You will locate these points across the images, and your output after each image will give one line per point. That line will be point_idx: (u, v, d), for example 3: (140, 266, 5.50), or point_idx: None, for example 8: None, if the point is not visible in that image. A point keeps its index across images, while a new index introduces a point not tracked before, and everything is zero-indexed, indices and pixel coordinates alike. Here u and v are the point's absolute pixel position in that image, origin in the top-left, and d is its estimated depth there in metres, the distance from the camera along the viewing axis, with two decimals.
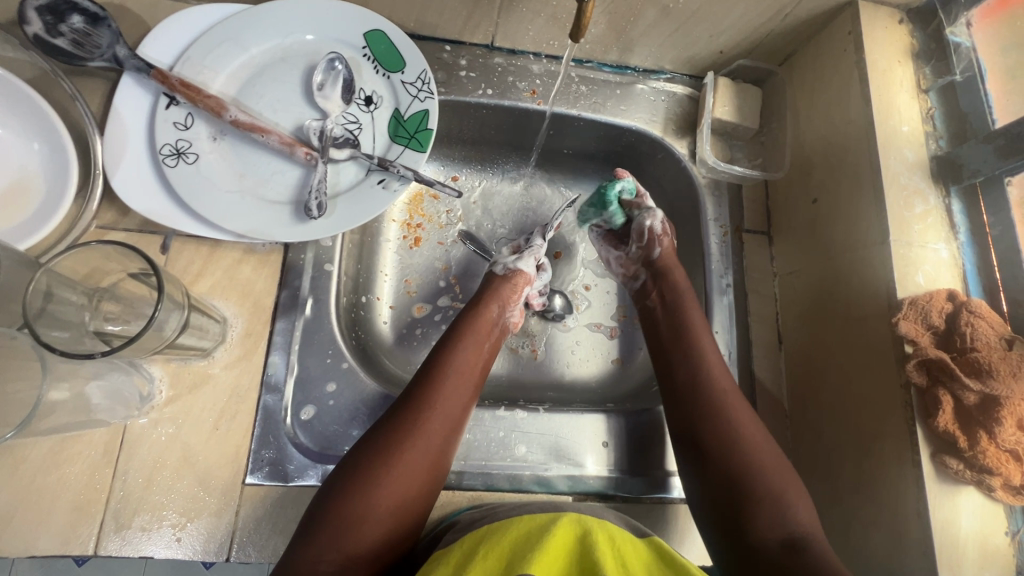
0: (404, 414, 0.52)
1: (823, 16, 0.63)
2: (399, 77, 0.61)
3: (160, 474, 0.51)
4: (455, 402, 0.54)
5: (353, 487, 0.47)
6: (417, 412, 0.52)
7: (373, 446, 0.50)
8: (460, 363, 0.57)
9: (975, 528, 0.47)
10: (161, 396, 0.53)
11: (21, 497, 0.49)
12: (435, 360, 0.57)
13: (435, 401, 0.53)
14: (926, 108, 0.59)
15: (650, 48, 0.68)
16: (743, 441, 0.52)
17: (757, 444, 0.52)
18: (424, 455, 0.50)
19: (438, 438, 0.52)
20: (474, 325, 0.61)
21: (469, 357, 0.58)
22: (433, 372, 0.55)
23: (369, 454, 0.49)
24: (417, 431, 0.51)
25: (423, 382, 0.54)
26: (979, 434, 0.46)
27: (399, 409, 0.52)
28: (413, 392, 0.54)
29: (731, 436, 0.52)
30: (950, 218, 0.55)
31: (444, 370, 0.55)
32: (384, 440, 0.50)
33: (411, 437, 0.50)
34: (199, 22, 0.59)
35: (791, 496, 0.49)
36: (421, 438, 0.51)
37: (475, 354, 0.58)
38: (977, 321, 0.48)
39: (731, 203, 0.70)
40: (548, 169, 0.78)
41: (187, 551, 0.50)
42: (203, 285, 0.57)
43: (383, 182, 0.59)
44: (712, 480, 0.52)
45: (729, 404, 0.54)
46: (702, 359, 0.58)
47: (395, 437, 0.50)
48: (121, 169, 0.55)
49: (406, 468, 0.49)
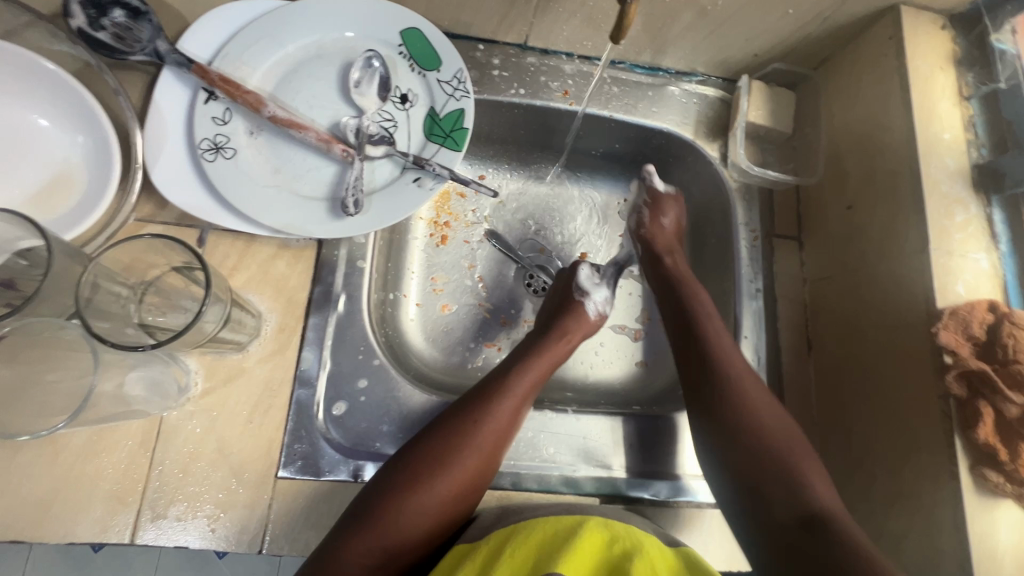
0: (467, 425, 0.52)
1: (864, 20, 0.62)
2: (435, 76, 0.61)
3: (196, 465, 0.52)
4: (516, 424, 0.55)
5: (410, 483, 0.48)
6: (484, 427, 0.52)
7: (432, 448, 0.50)
8: (528, 384, 0.57)
9: (1013, 541, 0.47)
10: (197, 388, 0.54)
11: (60, 484, 0.50)
12: (504, 376, 0.57)
13: (501, 418, 0.53)
14: (967, 116, 0.58)
15: (685, 51, 0.68)
16: (767, 428, 0.53)
17: (768, 421, 0.53)
18: (481, 468, 0.51)
19: (497, 453, 0.52)
20: (547, 346, 0.61)
21: (536, 381, 0.58)
22: (502, 389, 0.55)
23: (427, 457, 0.50)
24: (479, 443, 0.51)
25: (490, 396, 0.54)
26: (1020, 446, 0.46)
27: (462, 417, 0.53)
28: (479, 402, 0.54)
29: (743, 405, 0.54)
30: (991, 228, 0.55)
31: (512, 388, 0.55)
32: (443, 446, 0.51)
33: (470, 449, 0.51)
34: (236, 19, 0.59)
35: (807, 475, 0.49)
36: (482, 451, 0.51)
37: (542, 377, 0.59)
38: (1020, 333, 0.47)
39: (762, 208, 0.70)
40: (576, 170, 0.78)
41: (221, 542, 0.50)
42: (239, 279, 0.58)
43: (418, 180, 0.59)
44: (734, 460, 0.52)
45: (754, 398, 0.54)
46: (717, 350, 0.58)
47: (456, 445, 0.51)
48: (160, 163, 0.55)
49: (461, 478, 0.50)
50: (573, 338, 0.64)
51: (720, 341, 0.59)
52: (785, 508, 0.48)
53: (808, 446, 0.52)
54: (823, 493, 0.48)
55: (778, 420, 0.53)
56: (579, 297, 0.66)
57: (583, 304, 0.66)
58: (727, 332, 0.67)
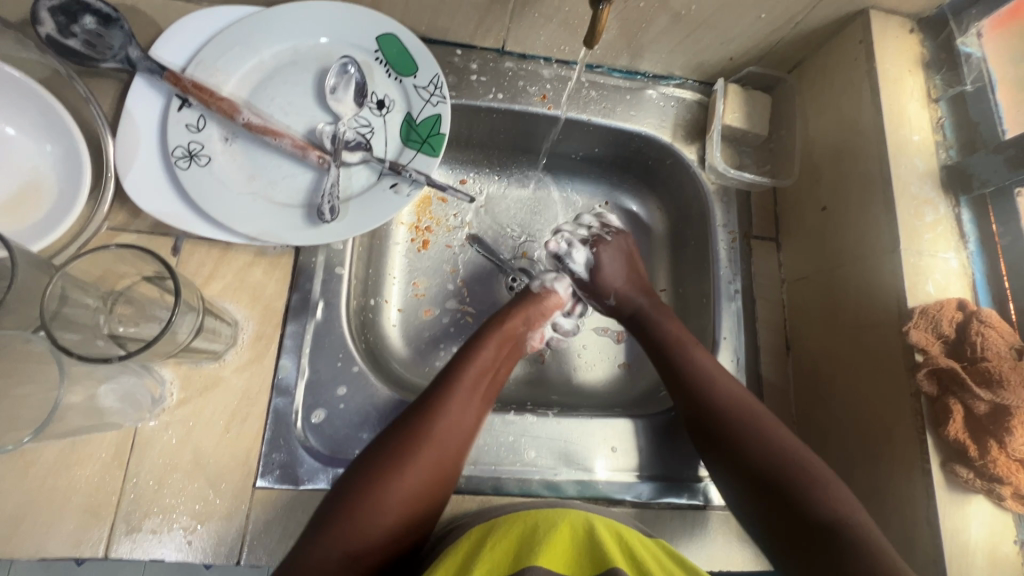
0: (415, 421, 0.52)
1: (834, 25, 0.63)
2: (412, 81, 0.61)
3: (171, 477, 0.51)
4: (469, 413, 0.54)
5: (367, 485, 0.48)
6: (432, 419, 0.52)
7: (385, 449, 0.50)
8: (475, 371, 0.57)
9: (984, 536, 0.47)
10: (172, 399, 0.53)
11: (30, 499, 0.49)
12: (450, 368, 0.57)
13: (449, 409, 0.53)
14: (936, 118, 0.59)
15: (661, 55, 0.68)
16: (762, 436, 0.53)
17: (760, 420, 0.55)
18: (436, 463, 0.51)
19: (450, 443, 0.52)
20: (496, 335, 0.61)
21: (484, 368, 0.58)
22: (449, 381, 0.55)
23: (379, 458, 0.50)
24: (430, 438, 0.51)
25: (439, 390, 0.54)
26: (989, 443, 0.46)
27: (410, 417, 0.52)
28: (427, 398, 0.54)
29: (725, 403, 0.56)
30: (959, 228, 0.56)
31: (457, 378, 0.55)
32: (395, 444, 0.50)
33: (419, 443, 0.51)
34: (209, 26, 0.59)
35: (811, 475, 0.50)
36: (432, 444, 0.51)
37: (491, 364, 0.59)
38: (987, 331, 0.48)
39: (740, 210, 0.71)
40: (557, 174, 0.79)
41: (198, 555, 0.50)
42: (215, 287, 0.57)
43: (394, 186, 0.59)
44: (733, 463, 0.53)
45: (743, 403, 0.56)
46: (692, 353, 0.60)
47: (407, 444, 0.50)
48: (133, 172, 0.54)
49: (415, 475, 0.50)
50: (523, 327, 0.64)
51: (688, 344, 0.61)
52: (794, 520, 0.49)
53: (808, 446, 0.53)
54: (828, 494, 0.49)
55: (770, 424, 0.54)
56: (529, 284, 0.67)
57: (534, 291, 0.66)
58: (707, 333, 0.68)
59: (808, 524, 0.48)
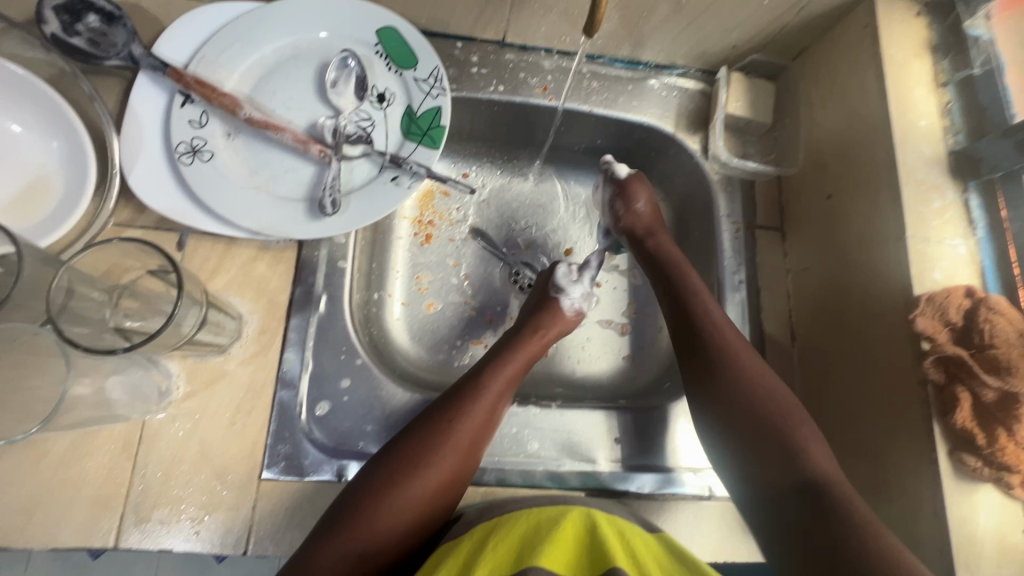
0: (438, 427, 0.52)
1: (839, 10, 0.62)
2: (412, 74, 0.61)
3: (179, 468, 0.52)
4: (491, 424, 0.55)
5: (385, 488, 0.48)
6: (455, 427, 0.52)
7: (405, 452, 0.50)
8: (501, 383, 0.57)
9: (993, 525, 0.47)
10: (178, 392, 0.54)
11: (42, 490, 0.50)
12: (476, 377, 0.57)
13: (472, 419, 0.53)
14: (943, 102, 0.58)
15: (663, 44, 0.68)
16: (763, 392, 0.53)
17: (759, 382, 0.54)
18: (455, 470, 0.51)
19: (472, 453, 0.52)
20: (520, 345, 0.61)
21: (509, 380, 0.57)
22: (474, 389, 0.55)
23: (398, 461, 0.50)
24: (451, 445, 0.51)
25: (463, 397, 0.54)
26: (998, 431, 0.45)
27: (433, 422, 0.52)
28: (451, 404, 0.54)
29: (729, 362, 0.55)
30: (967, 214, 0.55)
31: (484, 387, 0.56)
32: (416, 449, 0.50)
33: (441, 450, 0.51)
34: (211, 22, 0.59)
35: (804, 445, 0.50)
36: (454, 453, 0.51)
37: (517, 375, 0.59)
38: (995, 317, 0.48)
39: (744, 199, 0.70)
40: (559, 166, 0.78)
41: (206, 544, 0.50)
42: (219, 281, 0.58)
43: (395, 178, 0.59)
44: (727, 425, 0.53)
45: (748, 364, 0.55)
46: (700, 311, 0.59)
47: (428, 450, 0.51)
48: (137, 169, 0.55)
49: (433, 481, 0.50)
50: (548, 338, 0.63)
51: (702, 300, 0.59)
52: (785, 484, 0.48)
53: (809, 417, 0.52)
54: (821, 464, 0.49)
55: (776, 392, 0.53)
56: (553, 296, 0.66)
57: (556, 302, 0.66)
58: None
59: (800, 495, 0.47)
